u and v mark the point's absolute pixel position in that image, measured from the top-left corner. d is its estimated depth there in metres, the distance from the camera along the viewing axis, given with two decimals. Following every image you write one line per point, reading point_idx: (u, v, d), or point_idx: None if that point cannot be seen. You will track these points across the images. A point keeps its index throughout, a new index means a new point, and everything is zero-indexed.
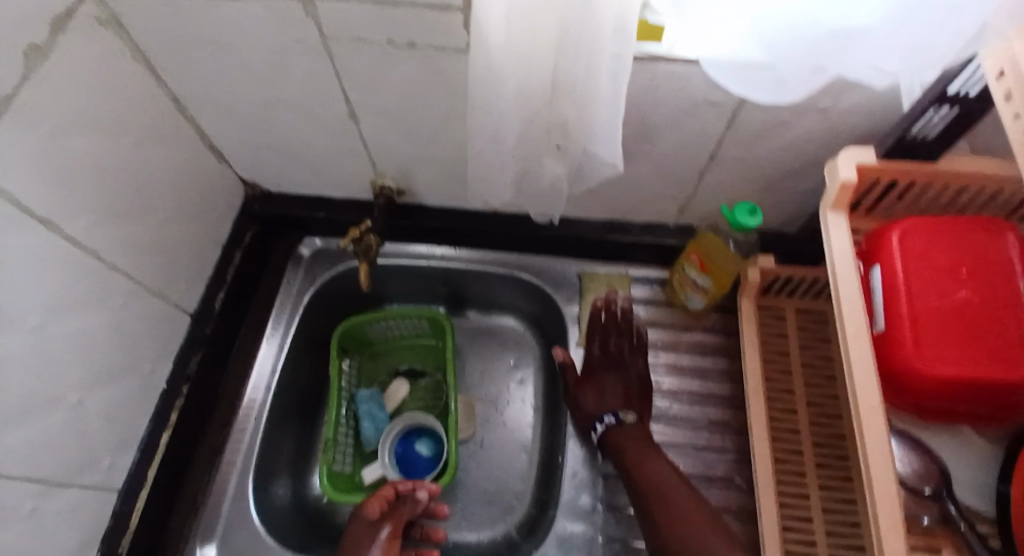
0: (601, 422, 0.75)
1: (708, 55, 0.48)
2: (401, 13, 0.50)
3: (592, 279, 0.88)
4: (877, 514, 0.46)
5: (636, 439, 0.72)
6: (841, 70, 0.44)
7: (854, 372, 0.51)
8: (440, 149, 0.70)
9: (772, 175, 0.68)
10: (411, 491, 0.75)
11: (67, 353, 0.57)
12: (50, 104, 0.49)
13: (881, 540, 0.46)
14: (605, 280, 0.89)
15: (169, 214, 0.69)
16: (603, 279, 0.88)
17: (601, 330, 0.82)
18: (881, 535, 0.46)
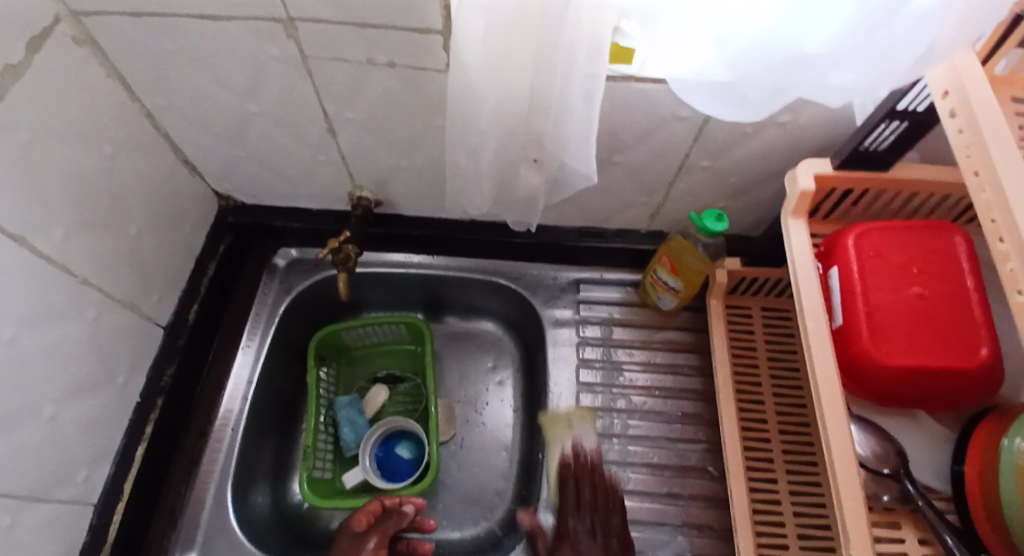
0: None
1: (676, 76, 0.51)
2: (382, 28, 0.51)
3: (552, 424, 0.83)
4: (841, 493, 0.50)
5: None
6: (801, 89, 0.47)
7: (847, 509, 0.49)
8: (418, 160, 0.71)
9: (738, 182, 0.71)
10: (397, 506, 0.75)
11: (42, 367, 0.55)
12: (21, 116, 0.48)
13: (845, 517, 0.50)
14: (565, 420, 0.83)
15: (143, 226, 0.67)
16: (563, 420, 0.83)
17: (574, 486, 0.78)
18: (844, 512, 0.50)
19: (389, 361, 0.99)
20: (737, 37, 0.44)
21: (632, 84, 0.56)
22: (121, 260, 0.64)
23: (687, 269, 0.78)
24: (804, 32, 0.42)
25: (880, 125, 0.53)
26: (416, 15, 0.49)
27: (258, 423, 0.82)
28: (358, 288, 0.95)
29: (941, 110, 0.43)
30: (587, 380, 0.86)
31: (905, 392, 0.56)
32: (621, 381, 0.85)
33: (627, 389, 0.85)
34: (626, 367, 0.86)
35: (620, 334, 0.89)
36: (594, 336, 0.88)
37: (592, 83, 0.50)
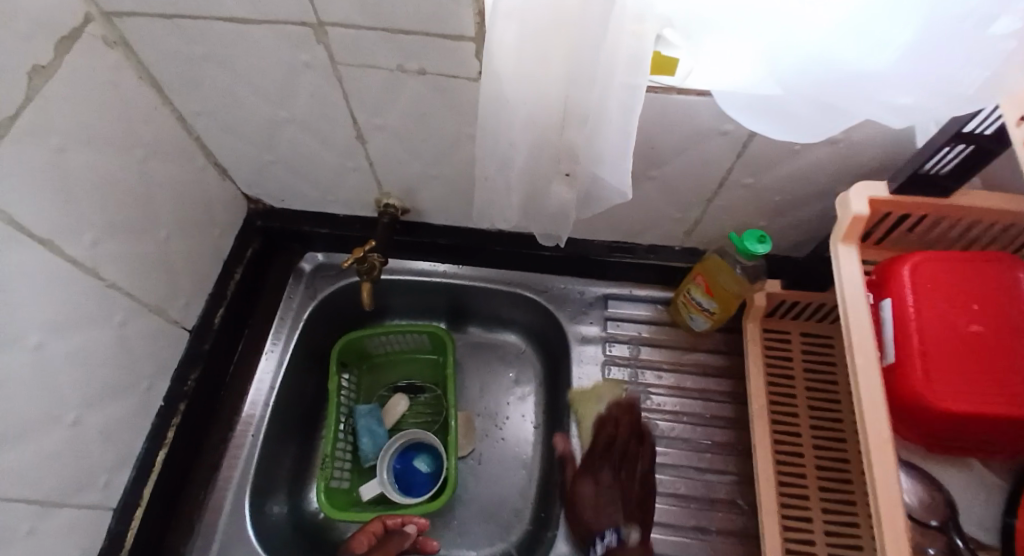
0: (602, 541, 0.70)
1: (721, 88, 0.48)
2: (415, 35, 0.49)
3: (581, 401, 0.82)
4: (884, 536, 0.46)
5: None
6: (859, 112, 0.44)
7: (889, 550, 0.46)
8: (447, 170, 0.69)
9: (782, 201, 0.67)
10: (399, 526, 0.77)
11: (67, 371, 0.55)
12: (52, 121, 0.48)
13: None
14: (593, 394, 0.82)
15: (173, 230, 0.67)
16: (591, 395, 0.82)
17: (606, 441, 0.78)
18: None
19: (410, 370, 0.97)
20: (788, 51, 0.42)
21: (674, 96, 0.53)
22: (149, 265, 0.64)
23: (723, 291, 0.74)
24: (862, 57, 0.39)
25: (942, 150, 0.49)
26: (450, 22, 0.47)
27: (280, 429, 0.81)
28: (383, 295, 0.93)
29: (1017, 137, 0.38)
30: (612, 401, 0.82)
31: (959, 430, 0.52)
32: (648, 403, 0.82)
33: (654, 413, 0.81)
34: (653, 390, 0.83)
35: (649, 355, 0.85)
36: (621, 356, 0.85)
37: (632, 98, 0.47)
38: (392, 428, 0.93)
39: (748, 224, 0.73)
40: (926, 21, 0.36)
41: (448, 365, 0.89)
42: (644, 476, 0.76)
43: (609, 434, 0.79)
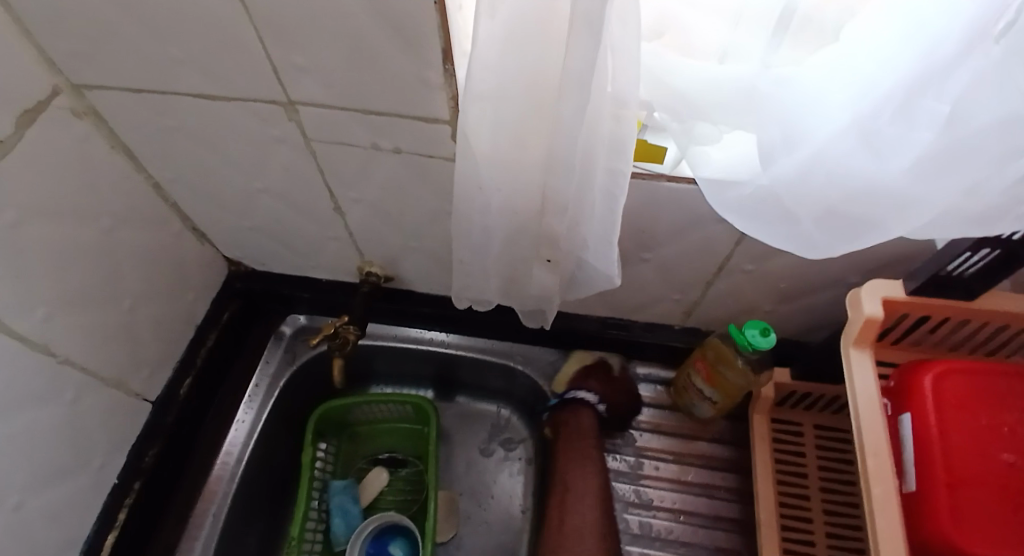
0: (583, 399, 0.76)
1: (716, 188, 0.45)
2: (386, 116, 0.47)
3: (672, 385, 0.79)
4: (865, 449, 0.46)
5: (583, 440, 0.75)
6: (869, 223, 0.40)
7: (869, 459, 0.46)
8: (433, 242, 0.66)
9: (787, 288, 0.62)
10: None
11: (8, 455, 0.51)
12: (6, 196, 0.46)
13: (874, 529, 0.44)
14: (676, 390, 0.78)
15: (141, 295, 0.64)
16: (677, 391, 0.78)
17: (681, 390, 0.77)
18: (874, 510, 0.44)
19: (391, 441, 0.91)
20: (790, 148, 0.39)
21: (664, 184, 0.49)
22: (110, 334, 0.61)
23: (726, 382, 0.68)
24: (872, 162, 0.36)
25: (963, 253, 0.45)
26: (421, 106, 0.45)
27: (248, 506, 0.76)
28: (368, 360, 0.88)
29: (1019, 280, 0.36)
30: None
31: None
32: (642, 497, 0.75)
33: (649, 510, 0.74)
34: (649, 483, 0.76)
35: (645, 441, 0.78)
36: (616, 441, 0.79)
37: (616, 184, 0.43)
38: (370, 507, 0.87)
39: (751, 308, 0.67)
40: (948, 122, 0.32)
41: (430, 440, 0.82)
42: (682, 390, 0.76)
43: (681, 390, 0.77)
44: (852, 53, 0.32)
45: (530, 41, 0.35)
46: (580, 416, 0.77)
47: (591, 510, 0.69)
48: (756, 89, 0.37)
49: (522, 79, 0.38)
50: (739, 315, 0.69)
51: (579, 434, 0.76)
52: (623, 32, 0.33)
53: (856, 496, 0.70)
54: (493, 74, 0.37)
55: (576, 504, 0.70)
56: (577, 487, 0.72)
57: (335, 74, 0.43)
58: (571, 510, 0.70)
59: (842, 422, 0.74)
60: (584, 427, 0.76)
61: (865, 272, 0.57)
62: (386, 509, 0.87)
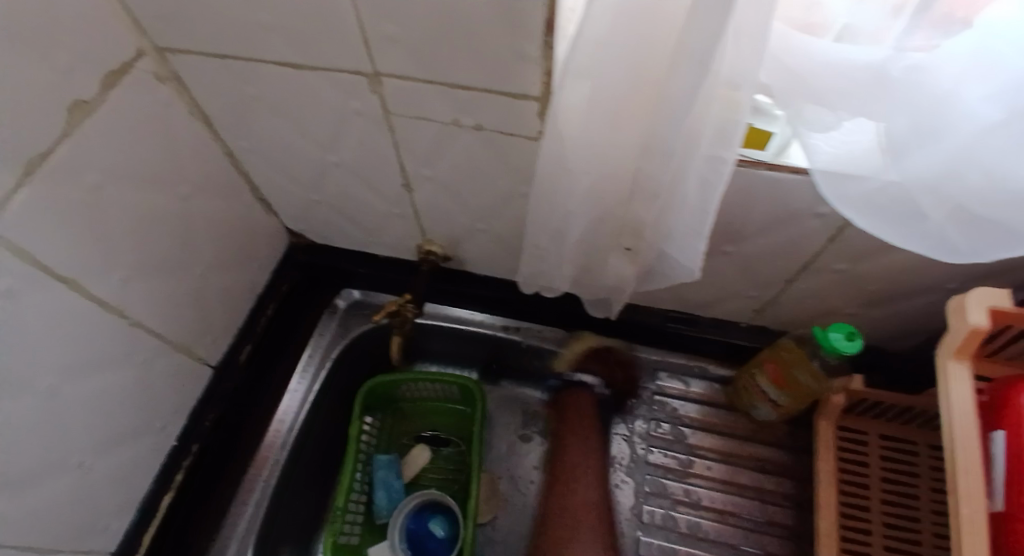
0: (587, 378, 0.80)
1: (831, 187, 0.42)
2: (474, 91, 0.45)
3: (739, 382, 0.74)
4: (957, 465, 0.44)
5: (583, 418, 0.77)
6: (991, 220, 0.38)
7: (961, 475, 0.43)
8: (499, 225, 0.64)
9: (872, 290, 0.59)
10: None
11: (81, 415, 0.53)
12: (89, 158, 0.46)
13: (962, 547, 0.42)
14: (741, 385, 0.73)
15: (209, 265, 0.65)
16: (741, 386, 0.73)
17: (744, 385, 0.73)
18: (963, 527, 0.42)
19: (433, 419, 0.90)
20: (923, 142, 0.36)
21: (763, 172, 0.46)
22: (181, 301, 0.62)
23: (796, 385, 0.65)
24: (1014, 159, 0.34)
25: None
26: (514, 81, 0.43)
27: (300, 474, 0.77)
28: (419, 338, 0.88)
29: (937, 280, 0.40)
30: (654, 489, 0.74)
31: None
32: (690, 496, 0.73)
33: (696, 509, 0.72)
34: (698, 482, 0.74)
35: (696, 439, 0.76)
36: (665, 437, 0.77)
37: (717, 172, 0.39)
38: (412, 483, 0.87)
39: (827, 309, 0.64)
40: None
41: (475, 422, 0.82)
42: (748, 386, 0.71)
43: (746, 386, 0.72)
44: (993, 42, 0.30)
45: (642, 11, 0.33)
46: (577, 398, 0.79)
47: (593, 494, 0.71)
48: (889, 78, 0.34)
49: (629, 54, 0.36)
50: (816, 315, 0.66)
51: (580, 416, 0.77)
52: (750, 14, 0.31)
53: (923, 514, 0.65)
54: (604, 46, 0.35)
55: (577, 483, 0.72)
56: (574, 473, 0.73)
57: (429, 44, 0.41)
58: (567, 491, 0.72)
59: (911, 433, 0.69)
60: (584, 408, 0.78)
61: (961, 278, 0.53)
62: (427, 486, 0.87)
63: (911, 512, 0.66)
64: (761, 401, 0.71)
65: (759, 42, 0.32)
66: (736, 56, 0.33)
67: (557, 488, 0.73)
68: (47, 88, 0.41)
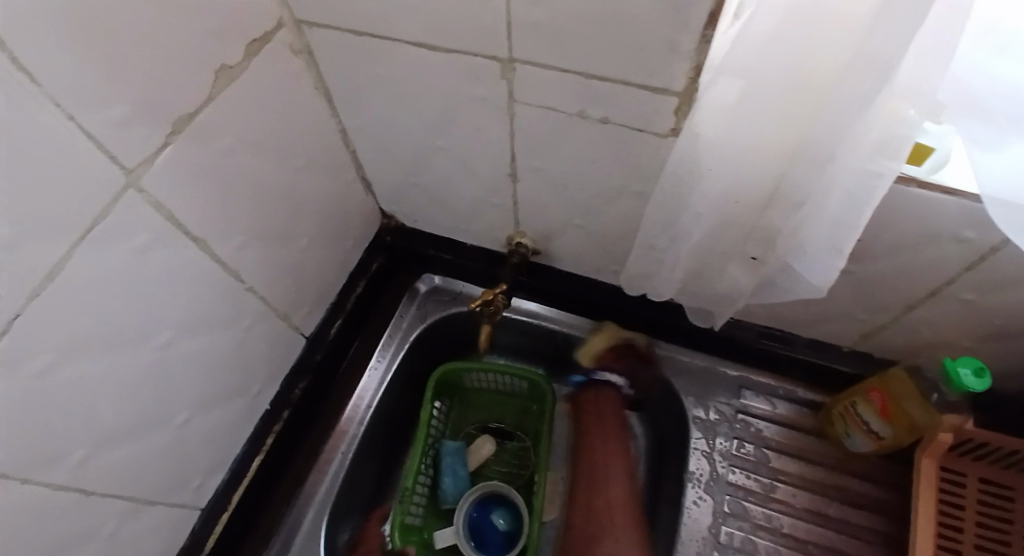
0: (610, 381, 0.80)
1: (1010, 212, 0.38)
2: (610, 83, 0.44)
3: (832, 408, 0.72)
4: None
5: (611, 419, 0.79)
6: None
7: None
8: (603, 223, 0.63)
9: (1002, 326, 0.55)
10: None
11: (191, 370, 0.55)
12: (226, 123, 0.48)
13: None
14: (835, 411, 0.71)
15: (311, 238, 0.67)
16: (835, 413, 0.71)
17: (839, 413, 0.70)
18: None
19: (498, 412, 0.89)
20: None
21: (911, 190, 0.45)
22: (284, 269, 0.64)
23: (903, 416, 0.62)
24: None
25: None
26: (658, 74, 0.41)
27: (374, 451, 0.79)
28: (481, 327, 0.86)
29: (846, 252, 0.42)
30: (734, 510, 0.71)
31: None
32: (771, 522, 0.70)
33: (776, 536, 0.69)
34: (780, 507, 0.71)
35: (780, 463, 0.73)
36: (748, 458, 0.74)
37: (871, 187, 0.38)
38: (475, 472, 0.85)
39: (944, 341, 0.61)
40: None
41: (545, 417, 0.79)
42: (844, 412, 0.69)
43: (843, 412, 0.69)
44: None
45: (816, 16, 0.31)
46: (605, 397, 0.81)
47: (623, 489, 0.73)
48: None
49: (795, 58, 0.34)
50: (929, 346, 0.62)
51: (607, 413, 0.79)
52: (937, 35, 0.29)
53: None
54: (764, 57, 0.34)
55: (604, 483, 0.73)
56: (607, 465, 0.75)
57: (574, 30, 0.40)
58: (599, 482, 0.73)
59: (1010, 479, 0.64)
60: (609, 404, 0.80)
61: None
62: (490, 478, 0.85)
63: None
64: (860, 430, 0.68)
65: (942, 64, 0.30)
66: (909, 76, 0.31)
67: (582, 486, 0.75)
68: (197, 50, 0.42)
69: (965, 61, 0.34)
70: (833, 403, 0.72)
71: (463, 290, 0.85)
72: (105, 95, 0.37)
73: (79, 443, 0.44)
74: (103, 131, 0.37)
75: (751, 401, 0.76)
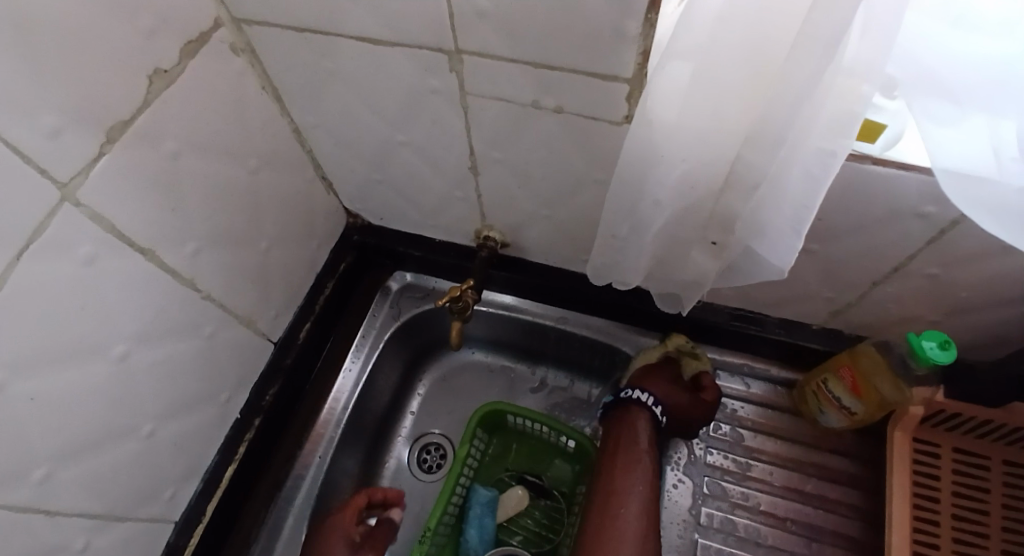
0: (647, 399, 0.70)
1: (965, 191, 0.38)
2: (559, 70, 0.43)
3: (804, 388, 0.72)
4: None
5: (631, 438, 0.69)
6: None
7: None
8: (568, 213, 0.62)
9: (966, 298, 0.55)
10: None
11: (151, 383, 0.53)
12: (169, 128, 0.46)
13: None
14: (809, 389, 0.71)
15: (272, 241, 0.65)
16: (807, 391, 0.71)
17: (811, 392, 0.71)
18: None
19: (536, 459, 0.85)
20: None
21: (868, 167, 0.44)
22: (246, 274, 0.62)
23: (873, 392, 0.63)
24: None
25: None
26: (606, 59, 0.40)
27: (354, 452, 0.78)
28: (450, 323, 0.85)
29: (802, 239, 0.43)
30: (713, 491, 0.71)
31: None
32: (748, 500, 0.71)
33: (754, 514, 0.70)
34: (758, 486, 0.71)
35: (756, 442, 0.73)
36: (725, 439, 0.74)
37: (825, 165, 0.37)
38: (501, 524, 0.81)
39: (911, 316, 0.61)
40: None
41: None
42: (816, 389, 0.70)
43: (814, 387, 0.70)
44: None
45: None
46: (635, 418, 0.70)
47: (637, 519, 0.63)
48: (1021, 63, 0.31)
49: (741, 36, 0.33)
50: (899, 320, 0.63)
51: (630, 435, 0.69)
52: (883, 7, 0.28)
53: (992, 530, 0.61)
54: (710, 41, 0.34)
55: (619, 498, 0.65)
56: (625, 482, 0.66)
57: (520, 17, 0.39)
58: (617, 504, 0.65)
59: (980, 447, 0.64)
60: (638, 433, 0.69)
61: None
62: (516, 533, 0.81)
63: (981, 530, 0.61)
64: (833, 410, 0.68)
65: (889, 38, 0.29)
66: (859, 52, 0.31)
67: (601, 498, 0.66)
68: (127, 52, 0.40)
69: (914, 32, 0.34)
70: (805, 381, 0.72)
71: (436, 286, 0.84)
72: (29, 107, 0.35)
73: (37, 463, 0.43)
74: (32, 143, 0.35)
75: (728, 383, 0.76)
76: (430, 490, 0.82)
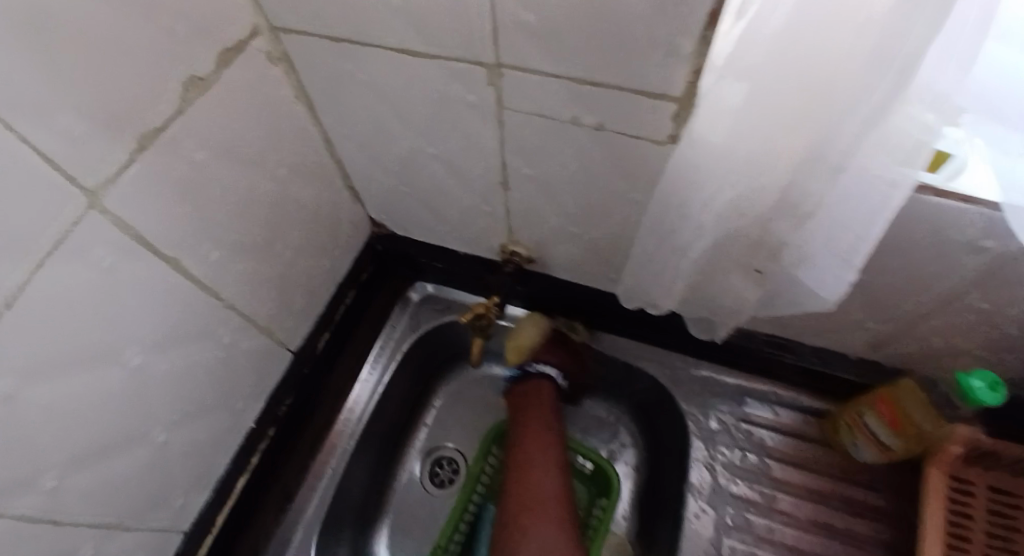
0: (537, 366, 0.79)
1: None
2: (602, 87, 0.41)
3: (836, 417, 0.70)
4: None
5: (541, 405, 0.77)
6: None
7: None
8: (599, 230, 0.60)
9: (1016, 335, 0.53)
10: None
11: (165, 393, 0.52)
12: (199, 136, 0.45)
13: None
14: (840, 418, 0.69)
15: (295, 250, 0.64)
16: (839, 420, 0.69)
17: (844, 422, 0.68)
18: None
19: None
20: None
21: (927, 198, 0.42)
22: (268, 282, 0.61)
23: (910, 426, 0.61)
24: None
25: None
26: (653, 78, 0.39)
27: (367, 465, 0.77)
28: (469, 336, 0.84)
29: (854, 272, 0.41)
30: (737, 523, 0.69)
31: None
32: (773, 534, 0.68)
33: (779, 548, 0.67)
34: (784, 519, 0.69)
35: (783, 472, 0.71)
36: (751, 469, 0.71)
37: (886, 198, 0.35)
38: None
39: (954, 349, 0.58)
40: None
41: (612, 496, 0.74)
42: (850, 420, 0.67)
43: (847, 417, 0.68)
44: None
45: (827, 16, 0.28)
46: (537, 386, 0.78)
47: (549, 479, 0.68)
48: None
49: (802, 58, 0.31)
50: (940, 353, 0.60)
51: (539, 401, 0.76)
52: (966, 34, 0.26)
53: None
54: (766, 60, 0.32)
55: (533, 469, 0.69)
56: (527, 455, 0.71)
57: (565, 35, 0.38)
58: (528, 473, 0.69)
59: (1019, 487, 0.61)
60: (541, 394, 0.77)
61: None
62: None
63: None
64: (866, 442, 0.66)
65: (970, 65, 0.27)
66: (931, 77, 0.28)
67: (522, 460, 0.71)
68: (162, 60, 0.39)
69: None
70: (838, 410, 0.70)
71: (457, 298, 0.82)
72: (58, 115, 0.34)
73: (44, 476, 0.42)
74: (61, 150, 0.35)
75: (755, 409, 0.74)
76: (442, 506, 0.80)
